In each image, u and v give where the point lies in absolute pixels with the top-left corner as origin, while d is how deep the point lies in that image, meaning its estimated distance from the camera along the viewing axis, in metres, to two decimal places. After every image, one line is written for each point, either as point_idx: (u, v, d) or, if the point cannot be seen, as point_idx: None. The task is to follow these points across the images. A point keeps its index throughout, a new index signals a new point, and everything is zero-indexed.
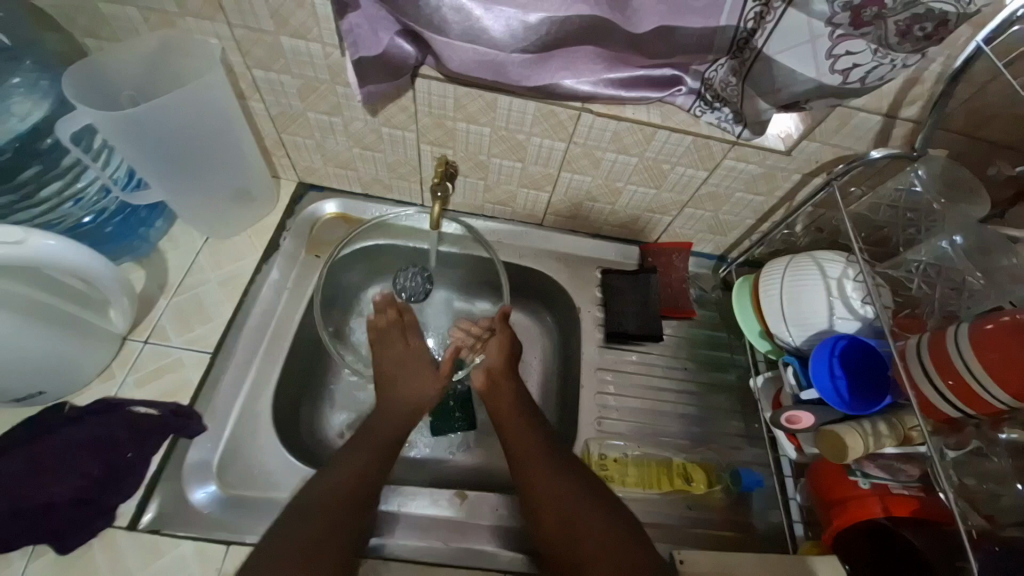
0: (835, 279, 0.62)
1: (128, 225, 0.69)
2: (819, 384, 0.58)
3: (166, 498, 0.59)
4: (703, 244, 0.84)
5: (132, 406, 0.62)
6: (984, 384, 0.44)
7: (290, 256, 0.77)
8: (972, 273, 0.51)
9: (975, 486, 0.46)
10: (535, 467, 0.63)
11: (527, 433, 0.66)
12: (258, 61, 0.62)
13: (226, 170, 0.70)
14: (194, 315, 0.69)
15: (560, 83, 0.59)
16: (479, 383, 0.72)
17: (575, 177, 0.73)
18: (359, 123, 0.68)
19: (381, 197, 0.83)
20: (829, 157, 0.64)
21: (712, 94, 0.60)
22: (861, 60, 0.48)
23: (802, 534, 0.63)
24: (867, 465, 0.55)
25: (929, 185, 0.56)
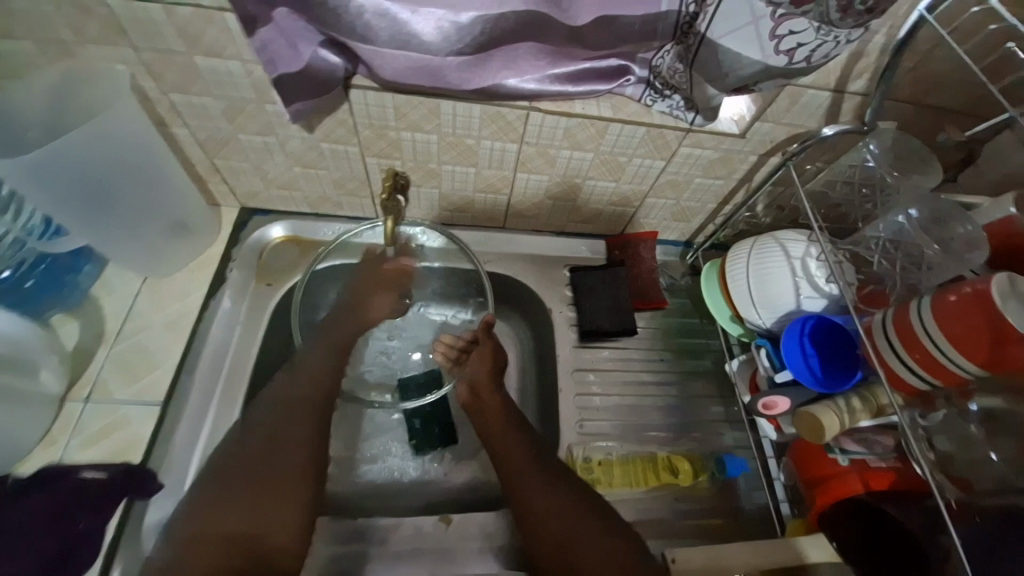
0: (799, 258, 0.62)
1: (52, 276, 0.63)
2: (792, 364, 0.59)
3: (128, 565, 0.55)
4: (668, 232, 0.83)
5: (80, 472, 0.58)
6: (950, 356, 0.44)
7: (239, 289, 0.72)
8: (929, 245, 0.50)
9: (952, 453, 0.47)
10: (520, 481, 0.62)
11: (512, 447, 0.65)
12: (173, 84, 0.56)
13: (156, 203, 0.65)
14: (139, 365, 0.64)
15: (503, 83, 0.56)
16: (465, 397, 0.72)
17: (532, 178, 0.70)
18: (296, 141, 0.64)
19: (332, 215, 0.78)
20: (783, 136, 0.63)
21: (662, 82, 0.58)
22: (805, 39, 0.46)
23: (789, 512, 0.64)
24: (845, 441, 0.55)
25: (881, 159, 0.56)
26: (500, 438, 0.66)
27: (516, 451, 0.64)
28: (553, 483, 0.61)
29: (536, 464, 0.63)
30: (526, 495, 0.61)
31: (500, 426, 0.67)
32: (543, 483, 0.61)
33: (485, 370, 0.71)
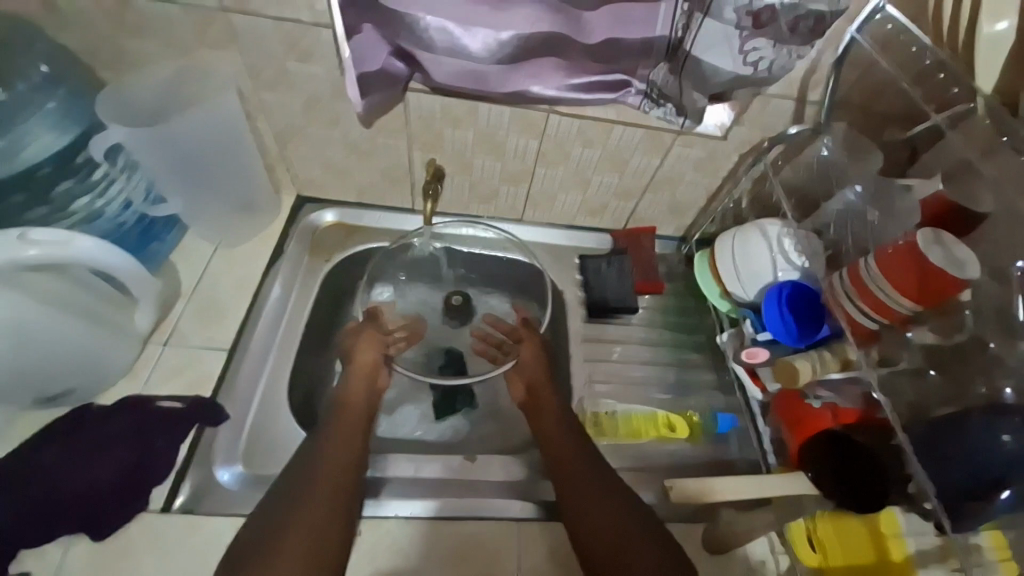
0: (776, 239, 0.73)
1: (141, 238, 0.73)
2: (772, 326, 0.70)
3: (197, 479, 0.63)
4: (666, 227, 0.95)
5: (159, 402, 0.67)
6: (894, 297, 0.55)
7: (294, 262, 0.83)
8: (873, 211, 0.64)
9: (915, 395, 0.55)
10: (553, 450, 0.69)
11: (549, 421, 0.72)
12: (266, 83, 0.70)
13: (234, 182, 0.77)
14: (211, 316, 0.75)
15: (528, 90, 0.69)
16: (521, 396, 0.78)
17: (549, 171, 0.83)
18: (356, 134, 0.77)
19: (374, 203, 0.90)
20: (759, 138, 0.76)
21: (658, 93, 0.70)
22: (765, 54, 0.61)
23: (775, 462, 0.72)
24: (817, 390, 0.67)
25: (835, 148, 0.69)
26: (542, 412, 0.74)
27: (550, 424, 0.72)
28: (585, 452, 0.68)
29: (563, 435, 0.70)
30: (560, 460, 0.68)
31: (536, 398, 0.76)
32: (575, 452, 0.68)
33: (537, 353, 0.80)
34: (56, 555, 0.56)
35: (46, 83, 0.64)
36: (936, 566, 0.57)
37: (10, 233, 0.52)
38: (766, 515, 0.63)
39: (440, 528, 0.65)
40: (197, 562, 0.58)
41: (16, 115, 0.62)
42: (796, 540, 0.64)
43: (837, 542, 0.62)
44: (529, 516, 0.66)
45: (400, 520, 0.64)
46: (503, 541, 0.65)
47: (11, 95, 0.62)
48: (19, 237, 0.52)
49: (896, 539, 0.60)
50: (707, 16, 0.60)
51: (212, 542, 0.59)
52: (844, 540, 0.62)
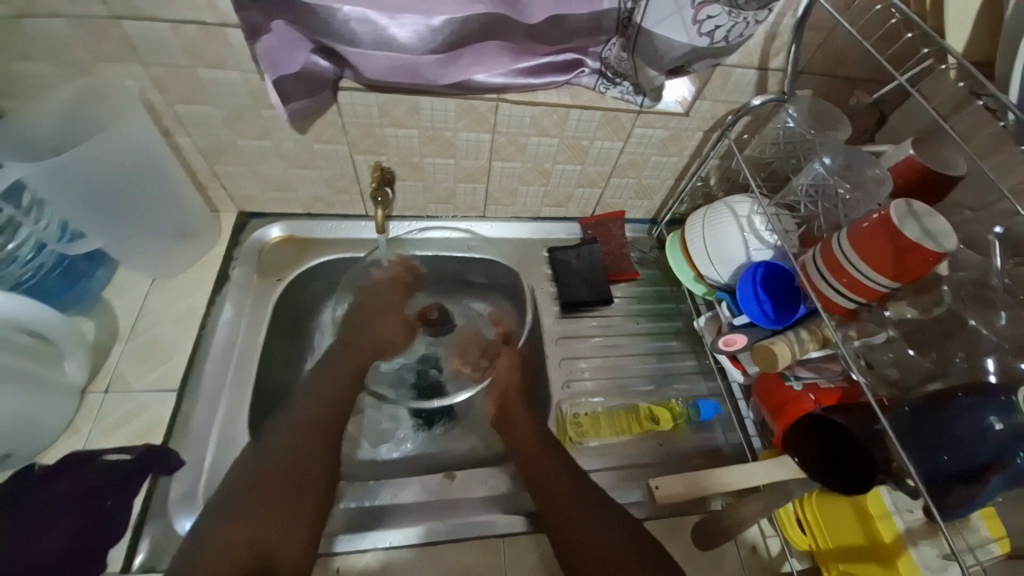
0: (745, 218, 0.71)
1: (68, 278, 0.68)
2: (748, 309, 0.67)
3: (156, 534, 0.59)
4: (635, 211, 0.91)
5: (104, 455, 0.62)
6: (870, 275, 0.52)
7: (242, 286, 0.77)
8: (844, 184, 0.60)
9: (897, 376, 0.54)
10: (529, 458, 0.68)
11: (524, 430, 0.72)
12: (179, 96, 0.63)
13: (164, 208, 0.70)
14: (154, 357, 0.69)
15: (473, 78, 0.63)
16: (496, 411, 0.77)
17: (506, 165, 0.78)
18: (290, 143, 0.70)
19: (325, 213, 0.84)
20: (722, 112, 0.72)
21: (612, 71, 0.67)
22: (720, 22, 0.56)
23: (760, 445, 0.72)
24: (797, 369, 0.64)
25: (801, 119, 0.65)
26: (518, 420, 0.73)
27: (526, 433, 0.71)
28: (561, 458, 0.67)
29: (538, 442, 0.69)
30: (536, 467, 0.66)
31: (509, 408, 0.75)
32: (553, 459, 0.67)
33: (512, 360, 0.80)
34: None
35: None
36: (926, 542, 0.54)
37: None
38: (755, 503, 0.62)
39: (424, 553, 0.62)
40: None
41: None
42: (785, 523, 0.64)
43: (825, 523, 0.60)
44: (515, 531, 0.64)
45: (381, 553, 0.62)
46: (490, 563, 0.62)
47: None
48: None
49: (884, 518, 0.56)
50: None
51: None
52: (830, 521, 0.60)
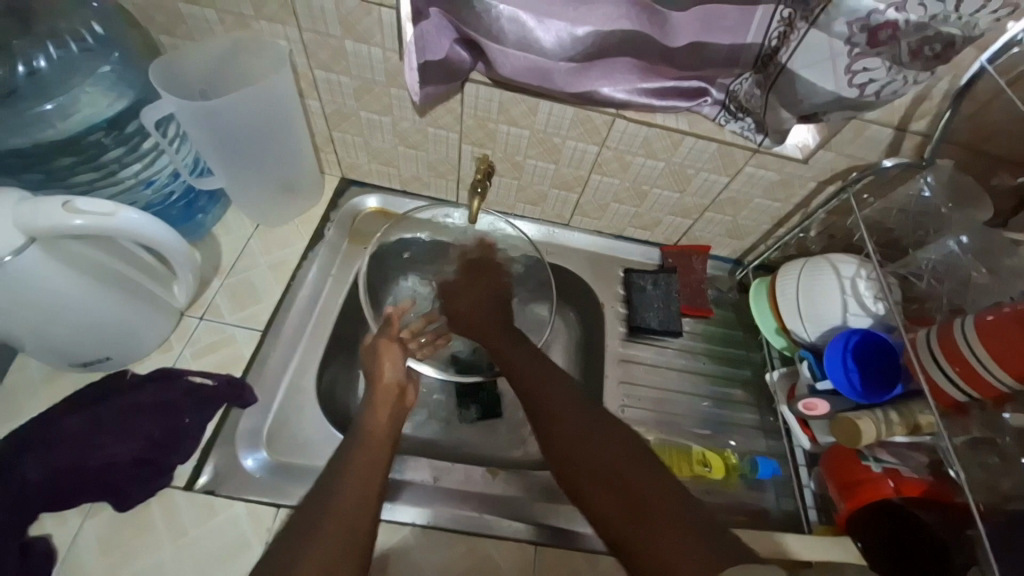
0: (849, 280, 0.67)
1: (190, 209, 0.74)
2: (833, 376, 0.64)
3: (220, 460, 0.63)
4: (720, 249, 0.89)
5: (188, 376, 0.67)
6: (992, 370, 0.49)
7: (332, 247, 0.81)
8: (977, 268, 0.57)
9: (998, 485, 0.50)
10: (571, 446, 0.60)
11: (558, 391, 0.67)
12: (321, 62, 0.67)
13: (282, 163, 0.75)
14: (247, 296, 0.74)
15: (598, 91, 0.64)
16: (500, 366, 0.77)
17: (604, 180, 0.78)
18: (407, 123, 0.73)
19: (418, 193, 0.88)
20: (844, 166, 0.69)
21: (736, 105, 0.65)
22: (877, 76, 0.54)
23: (816, 519, 0.68)
24: (879, 451, 0.60)
25: (938, 191, 0.63)
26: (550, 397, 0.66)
27: (572, 413, 0.63)
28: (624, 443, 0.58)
29: (589, 425, 0.61)
30: (583, 463, 0.58)
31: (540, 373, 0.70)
32: (620, 445, 0.58)
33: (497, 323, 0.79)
34: (77, 522, 0.58)
35: (101, 48, 0.62)
36: None
37: (56, 201, 0.51)
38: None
39: (455, 540, 0.63)
40: (212, 546, 0.58)
41: (70, 75, 0.61)
42: None
43: None
44: (548, 543, 0.64)
45: (417, 529, 0.63)
46: (516, 567, 0.63)
47: (65, 54, 0.60)
48: (64, 205, 0.51)
49: None
50: (813, 27, 0.53)
51: (227, 527, 0.59)
52: None
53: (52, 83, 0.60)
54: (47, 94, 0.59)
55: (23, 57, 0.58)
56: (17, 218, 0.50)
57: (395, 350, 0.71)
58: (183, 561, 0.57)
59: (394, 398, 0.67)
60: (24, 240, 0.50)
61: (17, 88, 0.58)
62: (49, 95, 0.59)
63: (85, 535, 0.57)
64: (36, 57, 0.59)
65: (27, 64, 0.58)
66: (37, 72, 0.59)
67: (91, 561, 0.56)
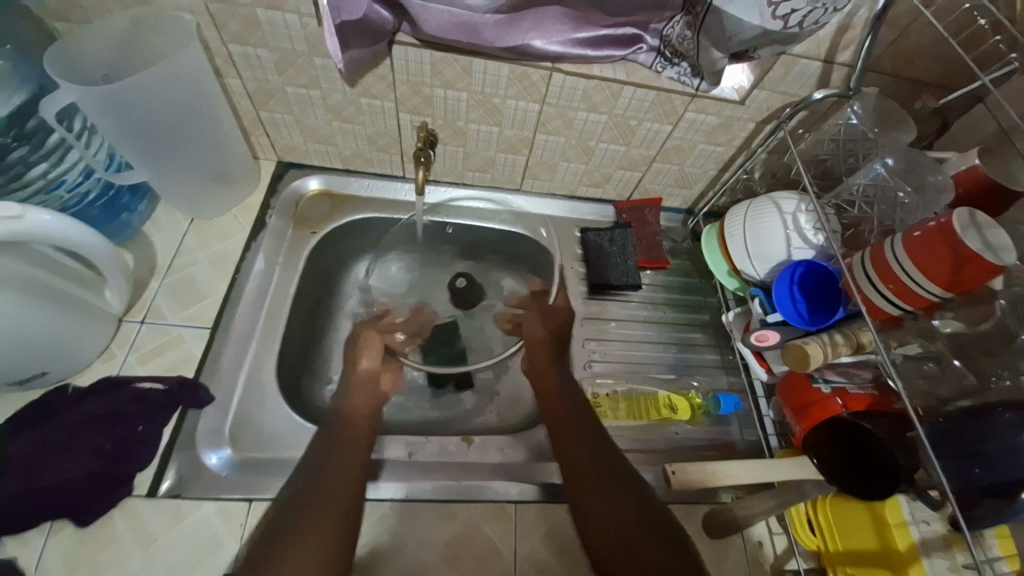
0: (791, 215, 0.69)
1: (112, 207, 0.69)
2: (783, 308, 0.66)
3: (183, 464, 0.61)
4: (671, 199, 0.90)
5: (138, 382, 0.64)
6: (920, 283, 0.52)
7: (277, 235, 0.78)
8: (904, 188, 0.60)
9: (932, 390, 0.54)
10: (583, 485, 0.59)
11: (576, 449, 0.63)
12: (234, 35, 0.62)
13: (209, 150, 0.71)
14: (190, 294, 0.70)
15: (530, 44, 0.63)
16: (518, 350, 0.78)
17: (550, 139, 0.76)
18: (338, 96, 0.70)
19: (362, 170, 0.84)
20: (779, 104, 0.70)
21: (671, 50, 0.66)
22: (797, 6, 0.53)
23: (777, 444, 0.72)
24: (827, 371, 0.63)
25: (864, 118, 0.65)
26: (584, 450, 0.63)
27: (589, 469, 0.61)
28: (639, 500, 0.58)
29: (603, 477, 0.60)
30: (593, 509, 0.57)
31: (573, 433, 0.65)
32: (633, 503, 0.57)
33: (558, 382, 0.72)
34: (38, 542, 0.55)
35: None
36: (939, 554, 0.54)
37: None
38: (766, 499, 0.64)
39: (435, 511, 0.64)
40: (183, 550, 0.56)
41: None
42: (797, 525, 0.65)
43: (837, 525, 0.61)
44: (527, 499, 0.65)
45: (394, 503, 0.63)
46: (499, 527, 0.63)
47: None
48: None
49: (900, 527, 0.57)
50: None
51: (198, 528, 0.58)
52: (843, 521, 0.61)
53: None
54: None
55: None
56: None
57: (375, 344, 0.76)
58: (154, 568, 0.55)
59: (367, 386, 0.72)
60: None
61: None
62: None
63: (44, 557, 0.54)
64: None
65: None
66: None
67: None
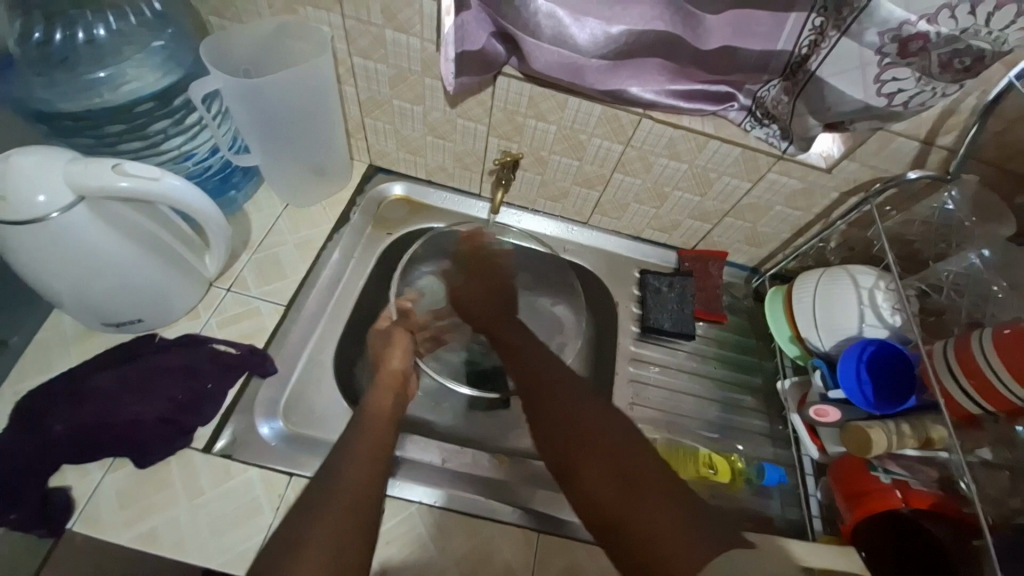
0: (867, 291, 0.67)
1: (225, 183, 0.76)
2: (846, 387, 0.64)
3: (239, 427, 0.66)
4: (738, 255, 0.89)
5: (213, 343, 0.69)
6: (1007, 383, 0.49)
7: (357, 230, 0.84)
8: (998, 282, 0.57)
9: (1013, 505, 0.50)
10: (583, 476, 0.55)
11: (596, 440, 0.56)
12: (361, 49, 0.69)
13: (315, 145, 0.78)
14: (272, 272, 0.76)
15: (626, 89, 0.65)
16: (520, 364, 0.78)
17: (627, 179, 0.79)
18: (437, 113, 0.76)
19: (443, 183, 0.89)
20: (867, 178, 0.69)
21: (762, 111, 0.66)
22: (905, 86, 0.54)
23: (821, 528, 0.69)
24: (888, 462, 0.59)
25: (961, 205, 0.63)
26: (606, 492, 0.52)
27: (611, 480, 0.53)
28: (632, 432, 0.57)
29: (610, 475, 0.53)
30: (647, 526, 0.48)
31: (585, 428, 0.58)
32: (645, 457, 0.54)
33: (570, 398, 0.62)
34: (98, 474, 0.60)
35: (156, 22, 0.65)
36: None
37: (106, 163, 0.53)
38: None
39: (459, 521, 0.64)
40: (224, 508, 0.60)
41: (124, 45, 0.64)
42: None
43: None
44: (550, 531, 0.65)
45: (422, 506, 0.64)
46: (519, 553, 0.63)
47: (123, 26, 0.64)
48: (114, 168, 0.53)
49: None
50: (844, 35, 0.54)
51: (241, 490, 0.61)
52: None
53: (108, 54, 0.63)
54: (101, 62, 0.63)
55: (83, 25, 0.62)
56: (69, 177, 0.52)
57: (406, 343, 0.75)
58: (196, 518, 0.59)
59: (395, 386, 0.70)
60: (72, 199, 0.53)
61: (75, 54, 0.62)
62: (103, 64, 0.63)
63: (105, 486, 0.59)
64: (96, 26, 0.63)
65: (86, 31, 0.63)
66: (95, 39, 0.63)
67: (110, 513, 0.58)
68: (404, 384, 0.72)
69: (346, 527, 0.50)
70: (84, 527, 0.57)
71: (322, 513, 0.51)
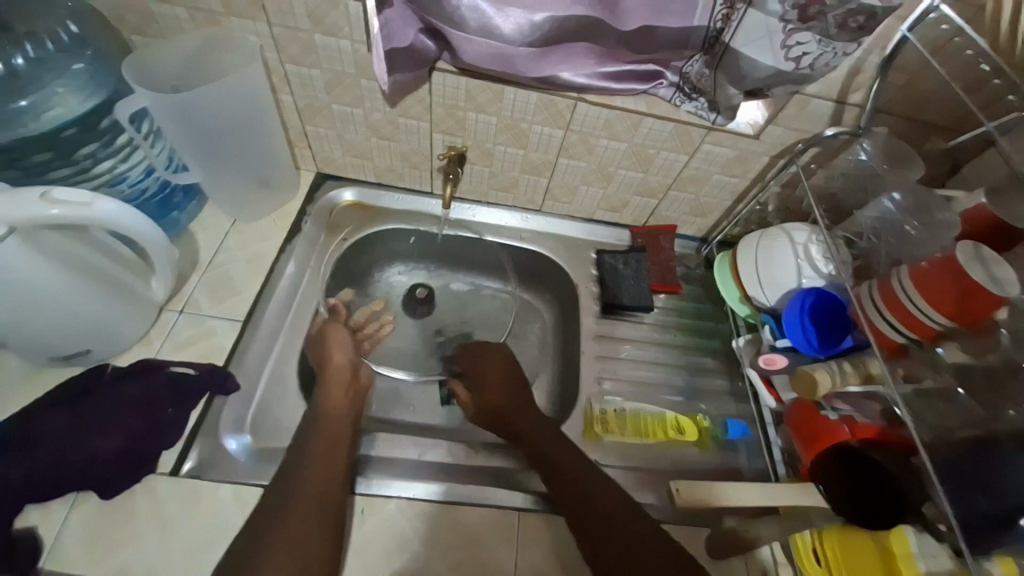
0: (802, 246, 0.71)
1: (165, 204, 0.74)
2: (792, 335, 0.68)
3: (205, 448, 0.64)
4: (686, 227, 0.93)
5: (171, 367, 0.67)
6: (927, 312, 0.53)
7: (310, 239, 0.83)
8: (911, 222, 0.62)
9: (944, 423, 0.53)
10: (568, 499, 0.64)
11: (569, 468, 0.66)
12: (291, 56, 0.69)
13: (256, 156, 0.76)
14: (226, 290, 0.75)
15: (558, 75, 0.67)
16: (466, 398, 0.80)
17: (572, 163, 0.81)
18: (378, 114, 0.76)
19: (393, 185, 0.90)
20: (792, 140, 0.73)
21: (690, 87, 0.69)
22: (809, 49, 0.58)
23: (784, 473, 0.71)
24: (834, 400, 0.65)
25: (874, 155, 0.67)
26: (604, 498, 0.63)
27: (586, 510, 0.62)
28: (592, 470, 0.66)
29: (585, 503, 0.63)
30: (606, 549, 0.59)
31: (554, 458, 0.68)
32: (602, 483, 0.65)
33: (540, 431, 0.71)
34: (61, 513, 0.57)
35: (74, 46, 0.63)
36: None
37: (32, 192, 0.51)
38: (773, 524, 0.65)
39: (441, 513, 0.64)
40: (199, 528, 0.59)
41: (45, 73, 0.61)
42: (802, 556, 0.61)
43: (846, 566, 0.58)
44: (531, 508, 0.66)
45: (401, 502, 0.64)
46: (501, 535, 0.64)
47: (42, 53, 0.61)
48: (42, 196, 0.51)
49: (906, 558, 0.54)
50: (751, 7, 0.58)
51: (215, 510, 0.60)
52: (852, 561, 0.58)
53: (30, 83, 0.60)
54: (22, 90, 0.60)
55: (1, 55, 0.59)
56: None
57: (344, 339, 0.76)
58: (169, 545, 0.57)
59: (347, 381, 0.72)
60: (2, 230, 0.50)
61: None
62: (24, 92, 0.60)
63: (70, 526, 0.57)
64: (14, 55, 0.60)
65: (6, 62, 0.59)
66: (17, 70, 0.60)
67: (77, 552, 0.56)
68: (355, 375, 0.74)
69: (313, 530, 0.55)
70: (55, 566, 0.55)
71: (286, 516, 0.56)
